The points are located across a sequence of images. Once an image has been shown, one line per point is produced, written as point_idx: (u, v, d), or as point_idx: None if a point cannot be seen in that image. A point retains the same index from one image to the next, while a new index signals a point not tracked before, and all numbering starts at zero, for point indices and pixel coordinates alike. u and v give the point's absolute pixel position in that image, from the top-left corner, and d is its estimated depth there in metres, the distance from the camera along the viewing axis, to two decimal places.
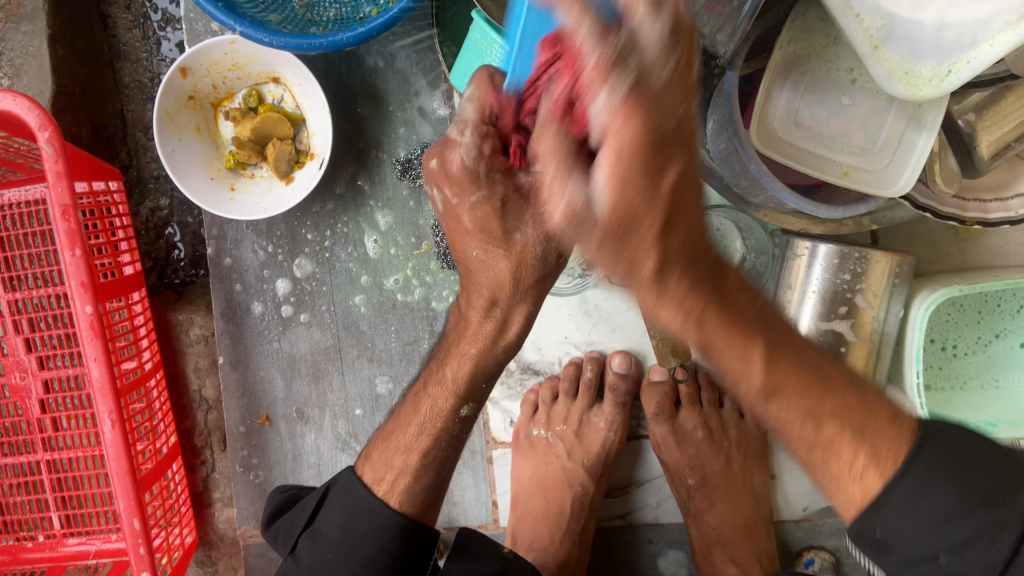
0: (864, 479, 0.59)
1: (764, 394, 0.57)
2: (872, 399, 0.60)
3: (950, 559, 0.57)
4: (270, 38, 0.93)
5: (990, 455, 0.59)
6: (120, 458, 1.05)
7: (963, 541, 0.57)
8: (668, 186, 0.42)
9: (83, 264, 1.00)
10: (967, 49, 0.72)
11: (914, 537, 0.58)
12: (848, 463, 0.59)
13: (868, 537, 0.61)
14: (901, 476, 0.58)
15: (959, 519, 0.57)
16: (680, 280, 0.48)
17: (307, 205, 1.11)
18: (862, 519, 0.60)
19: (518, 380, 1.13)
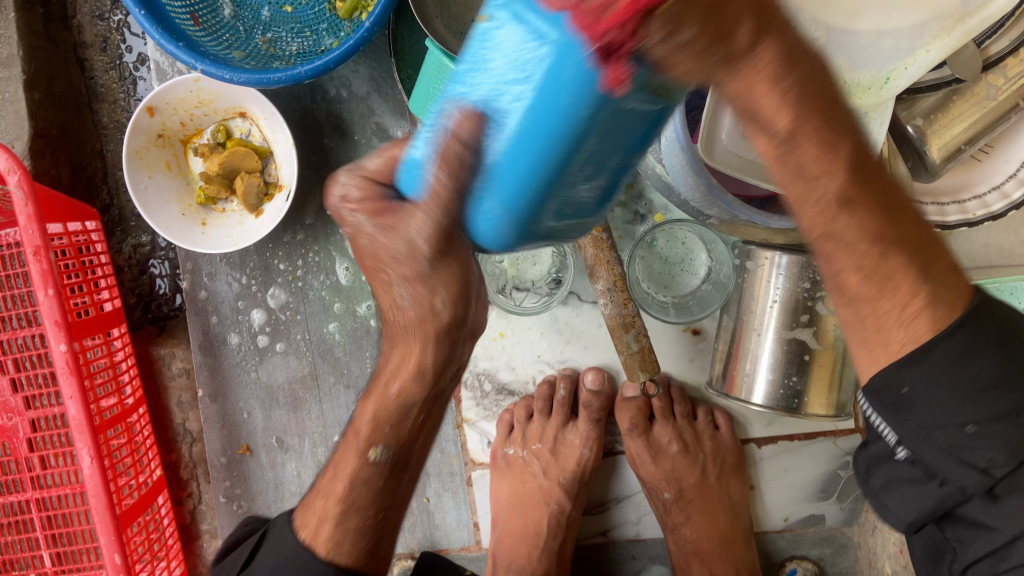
0: (914, 325, 0.53)
1: (838, 205, 0.50)
2: (937, 244, 0.55)
3: (980, 429, 0.53)
4: (231, 74, 0.95)
5: None
6: (100, 494, 1.06)
7: (1001, 413, 0.53)
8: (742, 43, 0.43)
9: (57, 304, 1.01)
10: (904, 56, 0.73)
11: (943, 405, 0.54)
12: (901, 304, 0.53)
13: (889, 395, 0.57)
14: (951, 335, 0.53)
15: (978, 399, 0.53)
16: (768, 79, 0.45)
17: (278, 235, 1.12)
18: (890, 374, 0.55)
19: (494, 401, 1.13)
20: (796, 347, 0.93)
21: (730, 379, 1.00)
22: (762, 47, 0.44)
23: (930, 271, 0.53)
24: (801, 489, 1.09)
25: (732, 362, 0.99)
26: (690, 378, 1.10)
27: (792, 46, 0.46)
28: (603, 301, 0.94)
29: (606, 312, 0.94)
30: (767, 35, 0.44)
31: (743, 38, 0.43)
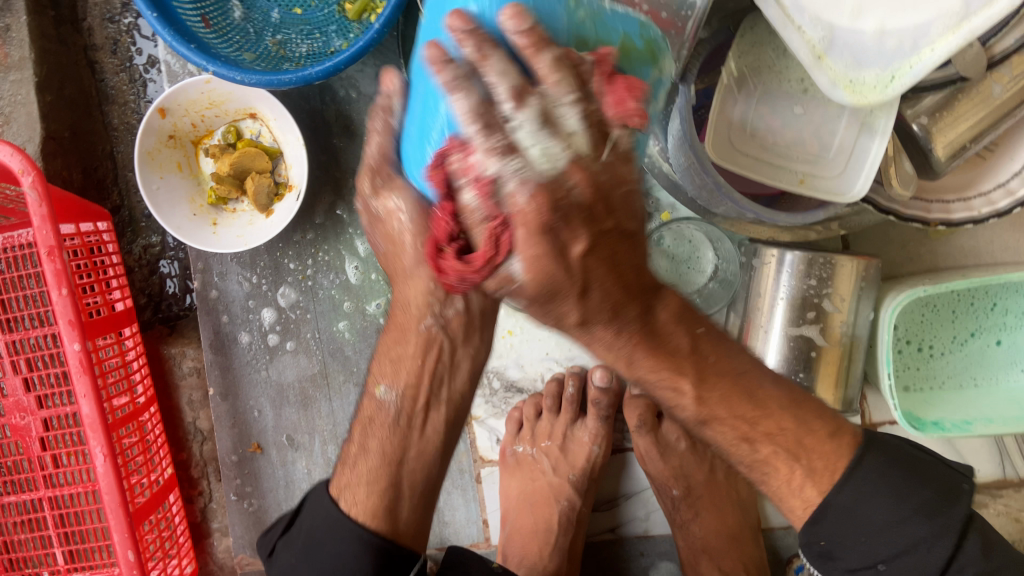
0: (804, 494, 0.67)
1: (696, 410, 0.67)
2: (810, 420, 0.68)
3: (888, 567, 0.64)
4: (241, 76, 0.96)
5: (933, 468, 0.67)
6: (112, 491, 1.07)
7: (902, 549, 0.64)
8: (576, 257, 0.53)
9: (70, 303, 1.03)
10: (908, 55, 0.74)
11: (856, 550, 0.65)
12: (788, 479, 0.67)
13: (815, 547, 0.68)
14: (838, 491, 0.65)
15: (903, 526, 0.64)
16: (599, 314, 0.58)
17: (289, 235, 1.13)
18: (807, 531, 0.67)
19: (502, 398, 1.14)
20: (803, 344, 0.94)
21: None
22: (588, 262, 0.54)
23: (794, 401, 0.69)
24: None
25: None
26: None
27: (620, 249, 0.56)
28: None
29: None
30: (595, 278, 0.55)
31: (572, 263, 0.53)
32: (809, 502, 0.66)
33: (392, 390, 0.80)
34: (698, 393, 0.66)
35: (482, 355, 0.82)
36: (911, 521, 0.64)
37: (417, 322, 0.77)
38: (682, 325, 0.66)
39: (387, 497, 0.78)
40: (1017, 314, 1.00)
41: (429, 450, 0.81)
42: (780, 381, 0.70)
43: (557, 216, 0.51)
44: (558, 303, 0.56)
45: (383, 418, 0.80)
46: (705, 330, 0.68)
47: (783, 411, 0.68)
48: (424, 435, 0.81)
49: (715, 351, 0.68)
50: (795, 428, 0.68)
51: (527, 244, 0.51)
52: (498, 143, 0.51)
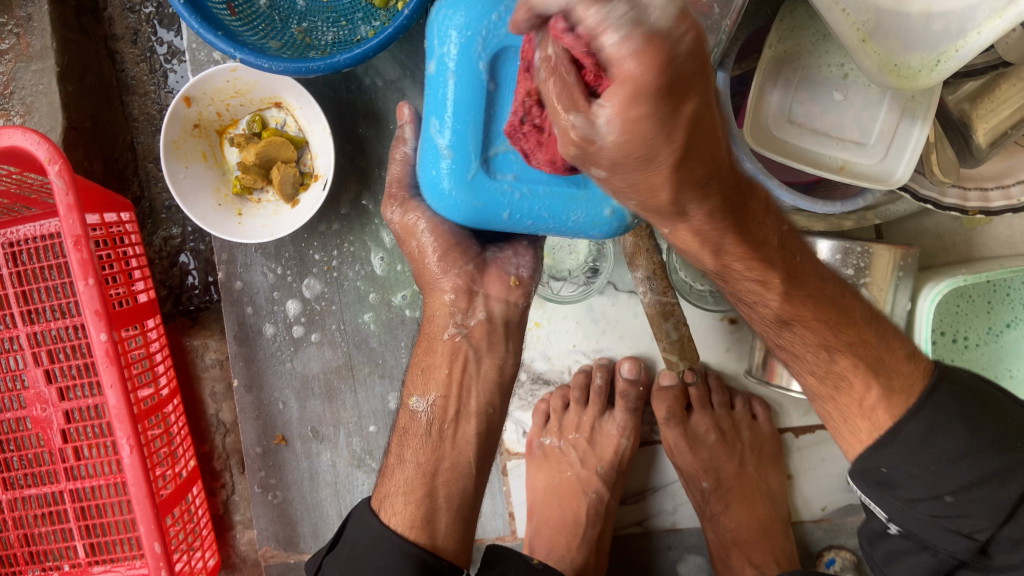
0: (874, 415, 0.73)
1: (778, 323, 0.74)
2: (890, 339, 0.75)
3: (954, 499, 0.68)
4: (269, 63, 0.95)
5: (1010, 408, 0.70)
6: (139, 483, 1.06)
7: (969, 483, 0.67)
8: (686, 115, 0.40)
9: (97, 293, 1.02)
10: (955, 39, 0.72)
11: (919, 479, 0.69)
12: (860, 398, 0.73)
13: (873, 475, 0.73)
14: (913, 416, 0.71)
15: (954, 468, 0.68)
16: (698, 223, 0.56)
17: (313, 226, 1.12)
18: (868, 456, 0.73)
19: (529, 390, 1.13)
20: None
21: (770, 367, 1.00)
22: (685, 164, 0.45)
23: (873, 316, 0.75)
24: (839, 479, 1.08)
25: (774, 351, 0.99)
26: (727, 368, 1.10)
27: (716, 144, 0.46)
28: (642, 290, 0.92)
29: (645, 300, 0.92)
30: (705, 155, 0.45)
31: (661, 161, 0.44)
32: (878, 425, 0.73)
33: (424, 400, 0.86)
34: (787, 290, 0.69)
35: (509, 365, 0.89)
36: (978, 450, 0.68)
37: (441, 331, 0.86)
38: (771, 222, 0.64)
39: (424, 507, 0.83)
40: None
41: (462, 462, 0.86)
42: (859, 296, 0.76)
43: (662, 132, 0.41)
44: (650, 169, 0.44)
45: (416, 427, 0.87)
46: (791, 229, 0.68)
47: (864, 325, 0.74)
48: (456, 444, 0.86)
49: (802, 253, 0.69)
50: (866, 352, 0.73)
51: (609, 165, 0.45)
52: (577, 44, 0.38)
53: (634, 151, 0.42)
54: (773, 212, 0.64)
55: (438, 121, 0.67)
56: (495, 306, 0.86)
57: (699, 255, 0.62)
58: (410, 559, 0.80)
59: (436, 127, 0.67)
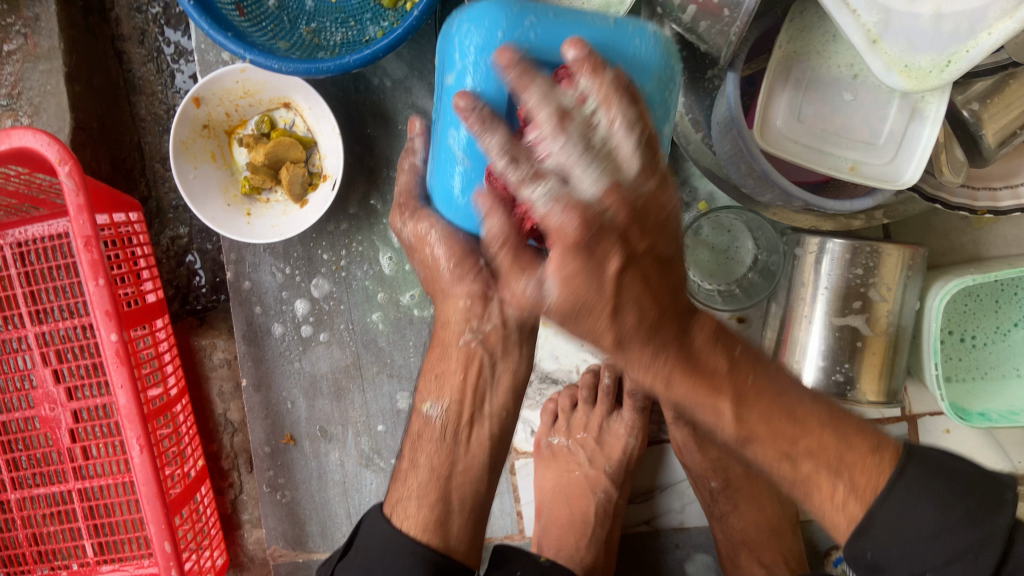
0: (846, 509, 0.62)
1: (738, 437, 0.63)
2: (850, 434, 0.63)
3: (938, 575, 0.60)
4: (279, 64, 0.95)
5: (986, 483, 0.62)
6: (148, 482, 1.07)
7: (947, 559, 0.60)
8: (612, 274, 0.57)
9: (107, 294, 1.02)
10: (965, 40, 0.73)
11: (902, 558, 0.62)
12: (830, 495, 0.63)
13: (863, 560, 0.64)
14: (885, 497, 0.62)
15: (943, 536, 0.60)
16: (634, 330, 0.60)
17: (322, 226, 1.12)
18: (852, 543, 0.64)
19: (537, 390, 1.14)
20: (849, 334, 0.92)
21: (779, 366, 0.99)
22: (626, 277, 0.57)
23: (836, 418, 0.64)
24: None
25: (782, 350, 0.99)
26: None
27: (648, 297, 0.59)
28: None
29: None
30: (627, 294, 0.58)
31: (606, 281, 0.57)
32: (854, 520, 0.62)
33: (437, 405, 0.85)
34: (737, 408, 0.62)
35: (522, 370, 0.87)
36: (953, 526, 0.60)
37: (456, 338, 0.84)
38: (719, 345, 0.63)
39: (437, 510, 0.82)
40: None
41: (475, 466, 0.85)
42: (822, 399, 0.66)
43: (628, 220, 0.57)
44: (591, 317, 0.58)
45: (429, 432, 0.86)
46: (743, 352, 0.65)
47: (824, 428, 0.63)
48: (470, 448, 0.85)
49: (755, 371, 0.64)
50: (833, 452, 0.63)
51: (564, 253, 0.56)
52: (527, 171, 0.58)
53: (574, 301, 0.58)
54: (719, 338, 0.64)
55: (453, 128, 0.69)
56: (510, 312, 0.82)
57: (649, 383, 0.63)
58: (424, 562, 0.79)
59: (452, 133, 0.69)
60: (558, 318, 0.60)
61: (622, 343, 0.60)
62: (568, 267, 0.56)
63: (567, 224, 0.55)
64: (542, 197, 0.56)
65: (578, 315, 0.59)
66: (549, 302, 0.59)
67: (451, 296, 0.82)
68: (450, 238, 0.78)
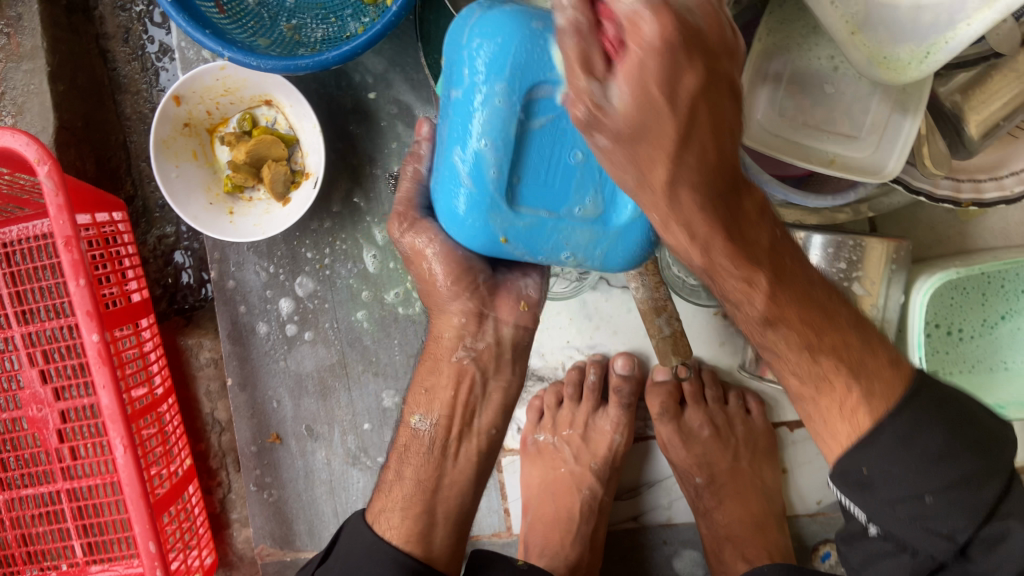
0: (856, 418, 0.66)
1: (762, 322, 0.68)
2: (874, 344, 0.69)
3: (936, 499, 0.63)
4: (257, 61, 0.94)
5: (981, 414, 0.66)
6: (133, 483, 1.07)
7: (948, 484, 0.62)
8: (683, 97, 0.53)
9: (88, 294, 1.02)
10: (944, 31, 0.71)
11: (897, 478, 0.64)
12: (839, 401, 0.67)
13: (853, 477, 0.66)
14: (893, 418, 0.64)
15: (931, 470, 0.63)
16: (691, 211, 0.59)
17: (305, 224, 1.12)
18: (850, 456, 0.66)
19: (522, 387, 1.13)
20: None
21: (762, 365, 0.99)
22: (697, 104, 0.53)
23: (859, 322, 0.70)
24: None
25: None
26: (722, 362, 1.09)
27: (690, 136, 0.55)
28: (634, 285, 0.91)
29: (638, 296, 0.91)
30: (699, 124, 0.54)
31: (680, 100, 0.53)
32: (859, 430, 0.66)
33: (425, 418, 0.86)
34: (774, 288, 0.66)
35: (513, 387, 0.89)
36: (956, 452, 0.63)
37: (448, 353, 0.86)
38: (762, 220, 0.64)
39: (421, 522, 0.82)
40: None
41: (450, 468, 0.86)
42: (845, 300, 0.71)
43: (683, 49, 0.51)
44: (652, 147, 0.55)
45: (418, 444, 0.86)
46: (784, 233, 0.67)
47: (847, 326, 0.69)
48: (456, 462, 0.86)
49: (793, 256, 0.67)
50: (848, 354, 0.67)
51: (629, 67, 0.52)
52: (601, 54, 0.53)
53: (646, 97, 0.53)
54: (766, 214, 0.64)
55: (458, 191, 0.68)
56: (504, 330, 0.86)
57: (686, 249, 0.63)
58: (401, 568, 0.79)
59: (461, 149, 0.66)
60: (609, 137, 0.56)
61: (673, 182, 0.57)
62: (638, 57, 0.51)
63: (631, 84, 0.52)
64: (613, 86, 0.53)
65: (639, 135, 0.55)
66: (613, 106, 0.54)
67: (447, 310, 0.85)
68: (449, 254, 0.78)
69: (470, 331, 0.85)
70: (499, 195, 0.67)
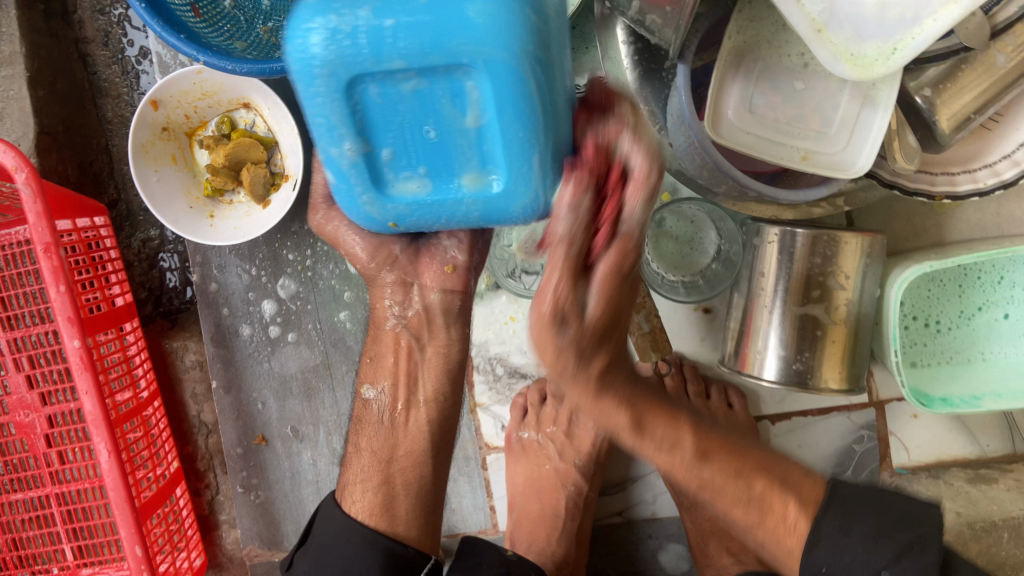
0: (797, 527, 0.76)
1: (696, 458, 0.68)
2: (803, 478, 0.78)
3: (890, 574, 0.74)
4: (233, 65, 0.95)
5: (897, 501, 0.80)
6: (118, 487, 1.07)
7: (897, 554, 0.75)
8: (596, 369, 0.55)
9: (69, 300, 1.02)
10: (911, 26, 0.72)
11: (854, 562, 0.75)
12: (782, 516, 0.75)
13: (814, 574, 0.76)
14: (825, 513, 0.76)
15: (876, 547, 0.75)
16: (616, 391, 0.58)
17: (286, 226, 1.12)
18: (806, 565, 0.76)
19: (506, 385, 1.13)
20: (809, 323, 0.93)
21: (742, 356, 0.98)
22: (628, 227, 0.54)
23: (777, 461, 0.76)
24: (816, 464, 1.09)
25: (745, 340, 0.98)
26: (703, 357, 1.10)
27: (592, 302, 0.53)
28: None
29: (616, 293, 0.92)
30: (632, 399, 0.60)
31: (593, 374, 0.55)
32: (803, 536, 0.76)
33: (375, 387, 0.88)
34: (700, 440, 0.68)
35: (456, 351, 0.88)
36: (888, 531, 0.77)
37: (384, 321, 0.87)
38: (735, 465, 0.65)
39: (382, 494, 0.85)
40: None
41: (427, 464, 0.87)
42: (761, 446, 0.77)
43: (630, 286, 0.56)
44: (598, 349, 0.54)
45: (370, 416, 0.89)
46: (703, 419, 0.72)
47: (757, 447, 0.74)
48: (409, 432, 0.87)
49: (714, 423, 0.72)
50: (776, 471, 0.75)
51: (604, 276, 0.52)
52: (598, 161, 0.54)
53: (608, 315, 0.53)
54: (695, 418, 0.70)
55: (342, 184, 0.57)
56: (431, 297, 0.85)
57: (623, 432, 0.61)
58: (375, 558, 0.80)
59: (330, 146, 0.55)
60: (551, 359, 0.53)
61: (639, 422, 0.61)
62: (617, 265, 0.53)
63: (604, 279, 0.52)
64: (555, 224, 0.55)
65: (605, 331, 0.54)
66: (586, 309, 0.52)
67: (379, 281, 0.85)
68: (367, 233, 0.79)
69: (398, 299, 0.86)
70: (363, 178, 0.57)
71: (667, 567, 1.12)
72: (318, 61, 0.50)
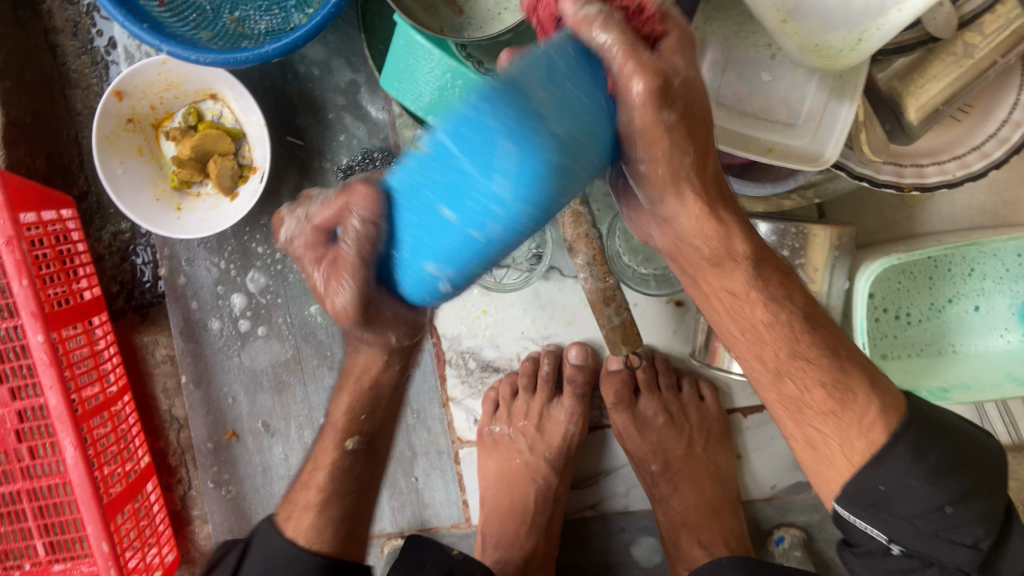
0: (870, 434, 0.67)
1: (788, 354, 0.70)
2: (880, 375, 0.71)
3: (953, 509, 0.65)
4: (197, 56, 0.93)
5: (980, 455, 0.68)
6: (83, 483, 1.06)
7: (963, 492, 0.66)
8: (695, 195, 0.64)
9: (32, 295, 1.01)
10: (875, 17, 0.72)
11: (916, 493, 0.66)
12: (861, 414, 0.68)
13: (865, 499, 0.68)
14: (901, 438, 0.66)
15: (942, 483, 0.65)
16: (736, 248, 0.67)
17: (255, 218, 1.11)
18: (862, 477, 0.68)
19: (478, 379, 1.12)
20: None
21: (711, 348, 1.01)
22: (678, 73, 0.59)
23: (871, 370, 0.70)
24: (787, 456, 1.08)
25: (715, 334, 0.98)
26: (673, 350, 1.10)
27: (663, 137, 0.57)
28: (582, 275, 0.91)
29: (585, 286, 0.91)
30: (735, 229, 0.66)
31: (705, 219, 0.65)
32: (860, 455, 0.68)
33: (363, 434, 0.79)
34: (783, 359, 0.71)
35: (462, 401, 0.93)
36: (955, 501, 0.65)
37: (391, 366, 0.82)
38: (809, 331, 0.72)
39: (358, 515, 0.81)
40: (996, 280, 0.99)
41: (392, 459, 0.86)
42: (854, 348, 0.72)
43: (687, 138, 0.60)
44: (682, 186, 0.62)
45: None
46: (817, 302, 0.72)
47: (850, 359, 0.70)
48: None
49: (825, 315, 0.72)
50: (862, 364, 0.70)
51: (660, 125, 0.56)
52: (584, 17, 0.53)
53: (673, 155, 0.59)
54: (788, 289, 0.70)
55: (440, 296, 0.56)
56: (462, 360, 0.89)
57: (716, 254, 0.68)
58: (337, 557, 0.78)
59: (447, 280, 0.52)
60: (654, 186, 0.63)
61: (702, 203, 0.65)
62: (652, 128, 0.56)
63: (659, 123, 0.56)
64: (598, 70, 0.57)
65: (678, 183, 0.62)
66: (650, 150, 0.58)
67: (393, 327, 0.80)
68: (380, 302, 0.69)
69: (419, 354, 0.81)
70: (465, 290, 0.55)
71: (640, 560, 1.12)
72: (494, 237, 0.47)
